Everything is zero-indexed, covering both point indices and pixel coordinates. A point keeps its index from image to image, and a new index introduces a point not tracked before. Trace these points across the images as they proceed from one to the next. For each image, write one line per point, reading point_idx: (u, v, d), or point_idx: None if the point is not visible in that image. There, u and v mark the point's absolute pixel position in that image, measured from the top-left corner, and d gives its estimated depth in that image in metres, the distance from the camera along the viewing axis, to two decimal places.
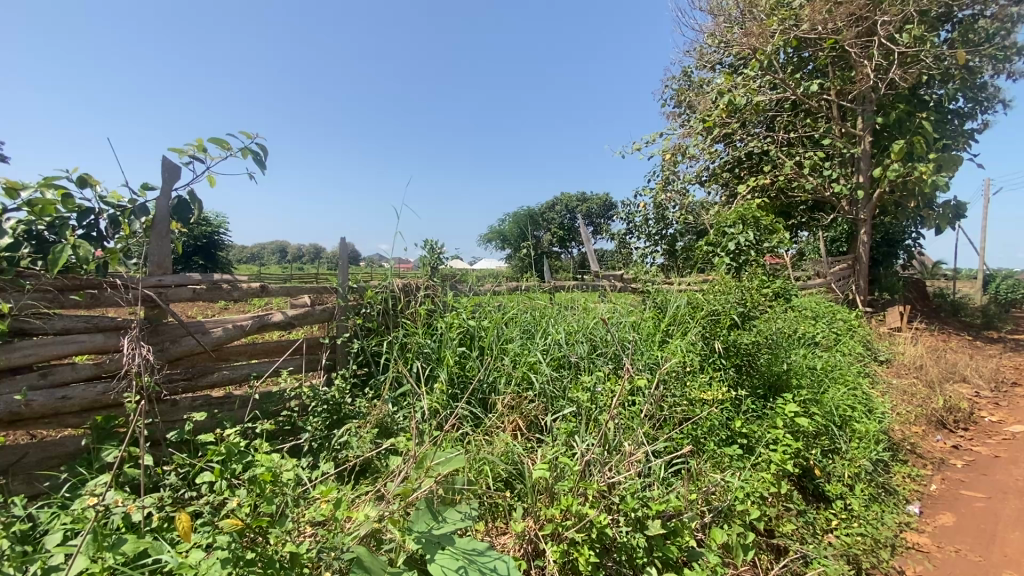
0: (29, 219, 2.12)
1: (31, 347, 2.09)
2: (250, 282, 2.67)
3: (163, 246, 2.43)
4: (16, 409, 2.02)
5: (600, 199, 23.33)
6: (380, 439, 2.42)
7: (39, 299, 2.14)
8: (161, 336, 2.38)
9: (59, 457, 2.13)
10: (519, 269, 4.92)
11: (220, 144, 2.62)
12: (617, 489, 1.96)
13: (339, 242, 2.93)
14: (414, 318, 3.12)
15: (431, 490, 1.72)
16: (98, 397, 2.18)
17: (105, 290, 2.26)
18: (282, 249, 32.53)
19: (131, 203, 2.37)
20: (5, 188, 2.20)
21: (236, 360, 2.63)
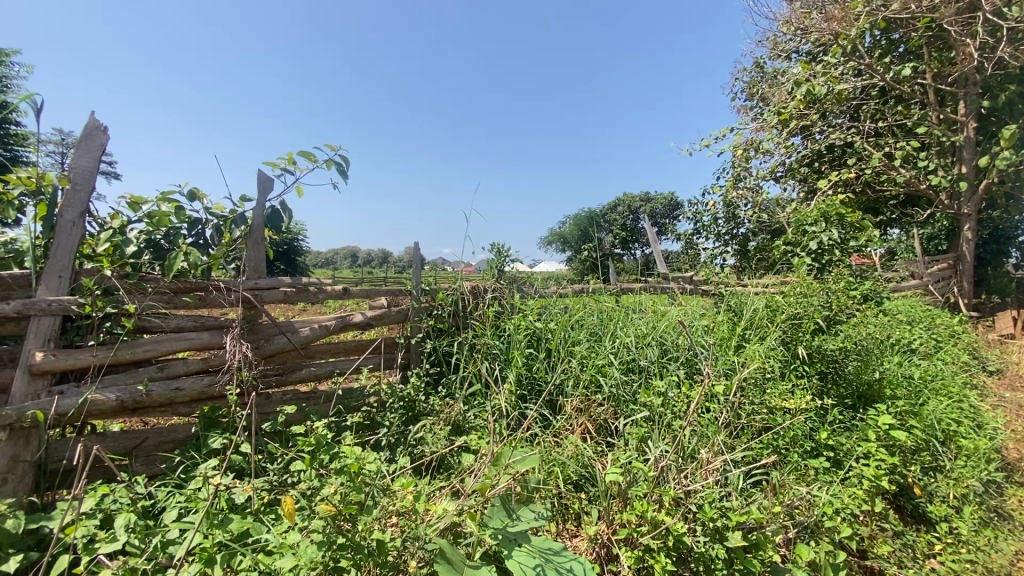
0: (149, 230, 2.42)
1: (151, 343, 2.33)
2: (333, 286, 2.87)
3: (260, 251, 2.66)
4: (139, 398, 2.26)
5: (665, 199, 22.69)
6: (453, 437, 2.50)
7: (158, 300, 2.40)
8: (257, 335, 2.59)
9: (172, 442, 2.38)
10: (584, 271, 4.89)
11: (308, 156, 2.82)
12: (695, 496, 1.89)
13: (413, 247, 3.06)
14: (482, 319, 3.19)
15: (508, 488, 1.72)
16: (206, 389, 2.41)
17: (211, 292, 2.50)
18: (354, 254, 34.27)
19: (233, 213, 2.63)
20: (130, 203, 2.51)
21: (321, 357, 2.83)
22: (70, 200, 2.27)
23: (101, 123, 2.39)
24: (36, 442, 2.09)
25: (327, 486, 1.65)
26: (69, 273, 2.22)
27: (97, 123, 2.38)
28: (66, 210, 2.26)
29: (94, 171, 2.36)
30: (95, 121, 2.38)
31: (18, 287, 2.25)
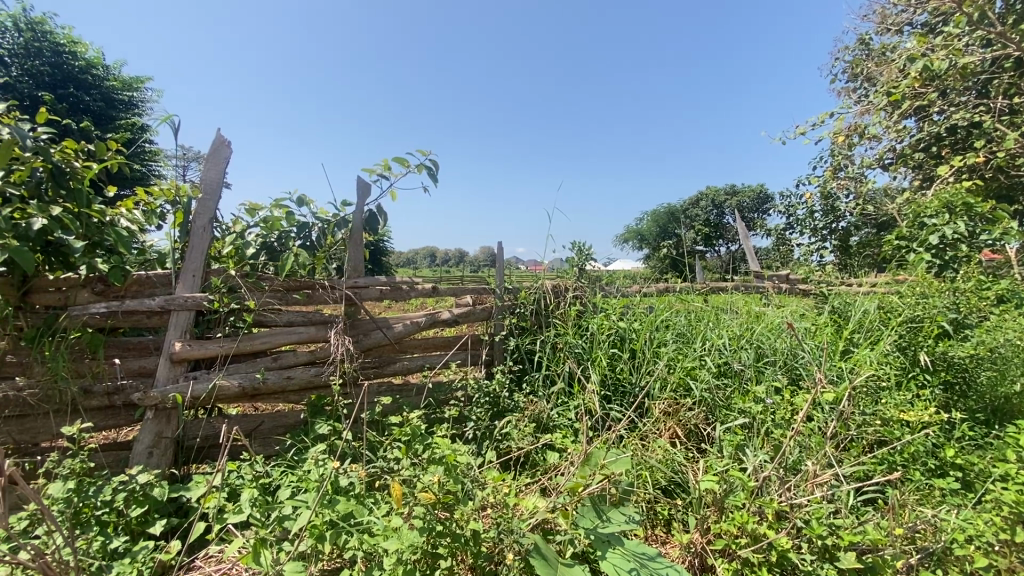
0: (264, 233, 2.71)
1: (267, 336, 2.58)
2: (423, 284, 3.01)
3: (359, 252, 2.85)
4: (257, 385, 2.50)
5: (752, 192, 21.34)
6: (537, 434, 2.53)
7: (273, 298, 2.65)
8: (357, 329, 2.78)
9: (284, 426, 2.61)
10: (668, 270, 4.72)
11: (401, 162, 2.97)
12: (801, 510, 1.77)
13: (497, 246, 3.13)
14: (564, 318, 3.19)
15: (602, 488, 1.70)
16: (312, 379, 2.62)
17: (317, 290, 2.73)
18: (433, 254, 35.50)
19: (335, 217, 2.88)
20: (248, 209, 2.79)
21: (413, 352, 2.99)
22: (201, 208, 2.57)
23: (226, 138, 2.69)
24: (176, 421, 2.39)
25: (427, 474, 1.75)
26: (200, 273, 2.51)
27: (223, 139, 2.68)
28: (198, 217, 2.55)
29: (221, 182, 2.66)
30: (221, 137, 2.68)
31: (160, 285, 2.57)
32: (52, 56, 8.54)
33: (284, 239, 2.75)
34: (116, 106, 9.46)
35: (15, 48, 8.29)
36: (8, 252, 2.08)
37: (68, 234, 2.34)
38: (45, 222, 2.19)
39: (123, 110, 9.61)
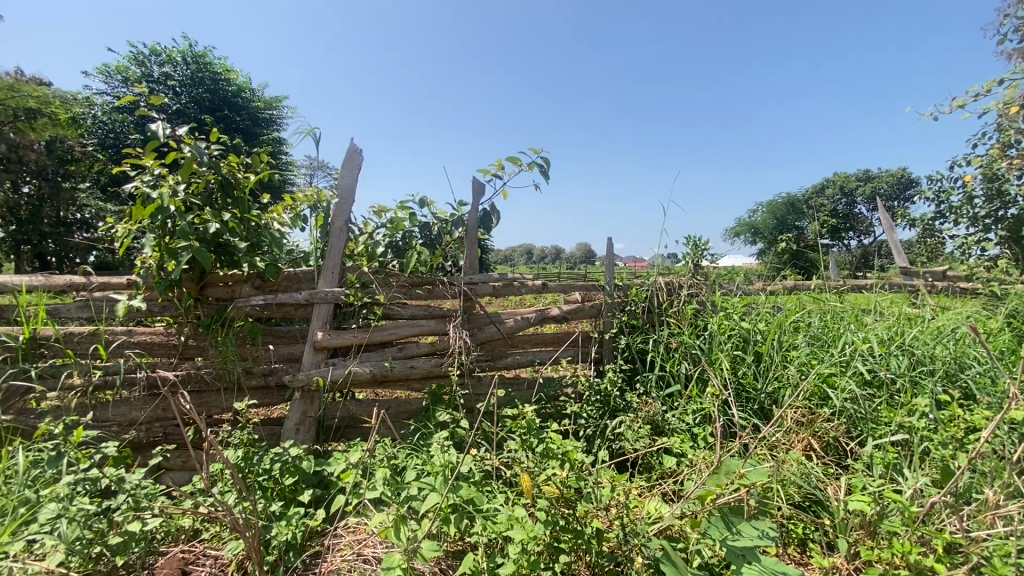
0: (390, 233, 2.94)
1: (394, 328, 2.79)
2: (533, 280, 3.06)
3: (474, 250, 2.98)
4: (385, 373, 2.71)
5: (890, 177, 18.79)
6: (652, 436, 2.46)
7: (399, 292, 2.86)
8: (472, 324, 2.92)
9: (408, 411, 2.82)
10: (791, 267, 4.32)
11: (514, 161, 3.04)
12: (979, 545, 1.53)
13: (607, 242, 3.09)
14: (679, 317, 3.05)
15: (740, 498, 1.60)
16: (433, 369, 2.79)
17: (437, 286, 2.90)
18: (530, 252, 35.88)
19: (452, 216, 3.06)
20: (376, 210, 3.03)
21: (523, 347, 3.06)
22: (338, 210, 2.83)
23: (358, 147, 2.96)
24: (317, 402, 2.67)
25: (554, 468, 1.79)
26: (338, 269, 2.77)
27: (356, 148, 2.95)
28: (336, 219, 2.83)
29: (354, 186, 2.92)
30: (354, 146, 2.95)
31: (305, 281, 2.87)
32: (210, 84, 9.88)
33: (407, 239, 2.96)
34: (258, 123, 10.72)
35: (183, 79, 9.72)
36: (192, 252, 2.48)
37: (234, 236, 2.72)
38: (217, 226, 2.58)
39: (264, 126, 10.87)
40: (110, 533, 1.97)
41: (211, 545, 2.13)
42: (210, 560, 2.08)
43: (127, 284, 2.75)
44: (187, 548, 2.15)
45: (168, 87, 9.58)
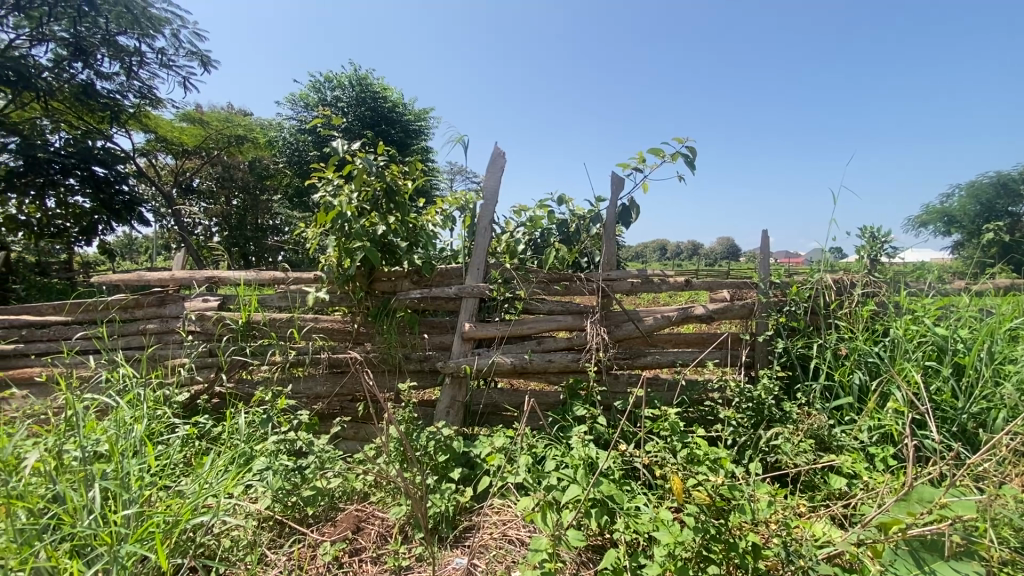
0: (531, 231, 3.05)
1: (533, 322, 2.90)
2: (676, 277, 2.94)
3: (613, 245, 2.96)
4: (525, 364, 2.84)
5: None
6: (815, 451, 2.22)
7: (539, 288, 2.96)
8: (610, 321, 2.91)
9: (546, 403, 2.92)
10: (1006, 263, 3.54)
11: (657, 152, 2.95)
12: None
13: (761, 237, 2.85)
14: (850, 320, 2.69)
15: (937, 533, 1.38)
16: (570, 364, 2.85)
17: (574, 282, 2.94)
18: (664, 247, 34.25)
19: (591, 212, 3.07)
20: (518, 209, 3.16)
21: (663, 347, 2.97)
22: (483, 210, 3.02)
23: (501, 150, 3.14)
24: (465, 388, 2.89)
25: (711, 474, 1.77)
26: (483, 265, 2.96)
27: (499, 150, 3.13)
28: (482, 218, 3.02)
29: (498, 187, 3.08)
30: (498, 150, 3.13)
31: (455, 276, 3.11)
32: (371, 102, 11.11)
33: (546, 236, 3.05)
34: (409, 134, 11.79)
35: (350, 100, 11.07)
36: (364, 251, 2.86)
37: (396, 237, 3.05)
38: (383, 227, 2.93)
39: (414, 137, 11.91)
40: (303, 486, 2.36)
41: (378, 507, 2.43)
42: (377, 520, 2.37)
43: (314, 278, 3.25)
44: (360, 507, 2.46)
45: (339, 108, 11.00)
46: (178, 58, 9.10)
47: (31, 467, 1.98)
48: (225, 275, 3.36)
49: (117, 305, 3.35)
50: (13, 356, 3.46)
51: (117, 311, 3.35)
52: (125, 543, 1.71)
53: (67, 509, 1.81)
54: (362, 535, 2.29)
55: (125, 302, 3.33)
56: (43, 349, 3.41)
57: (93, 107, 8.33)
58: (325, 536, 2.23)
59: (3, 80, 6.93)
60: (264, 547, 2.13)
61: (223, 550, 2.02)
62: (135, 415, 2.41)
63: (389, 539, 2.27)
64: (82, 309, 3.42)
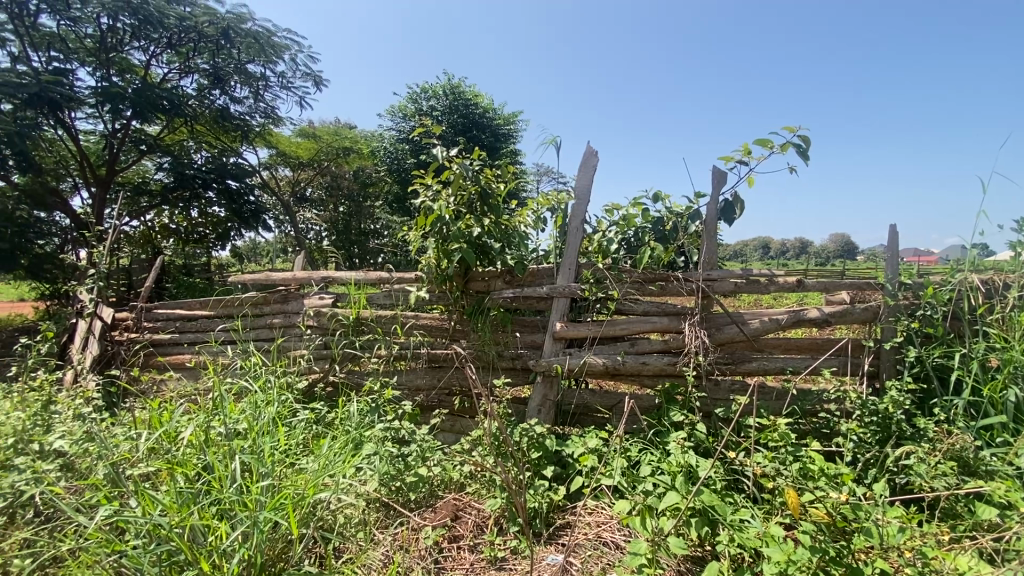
0: (625, 229, 3.00)
1: (626, 323, 2.84)
2: (785, 277, 2.75)
3: (714, 244, 2.83)
4: (618, 366, 2.79)
5: None
6: (957, 475, 1.97)
7: (634, 288, 2.91)
8: (711, 323, 2.78)
9: (640, 406, 2.87)
10: None
11: (764, 144, 2.78)
12: None
13: (888, 232, 2.57)
14: (1004, 327, 2.34)
15: None
16: (666, 366, 2.76)
17: (671, 282, 2.85)
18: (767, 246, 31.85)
19: (689, 209, 2.95)
20: (610, 208, 3.12)
21: (770, 352, 2.78)
22: (575, 210, 3.02)
23: (593, 149, 3.12)
24: (556, 387, 2.90)
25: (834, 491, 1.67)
26: (574, 265, 2.96)
27: (591, 149, 3.12)
28: (573, 218, 3.02)
29: (590, 187, 3.06)
30: (590, 149, 3.11)
31: (547, 276, 3.14)
32: (463, 109, 11.52)
33: (641, 235, 2.98)
34: (499, 138, 12.05)
35: (444, 108, 11.55)
36: (461, 252, 2.99)
37: (490, 239, 3.15)
38: (479, 230, 3.03)
39: (503, 140, 12.16)
40: (406, 473, 2.53)
41: (474, 498, 2.53)
42: (474, 510, 2.46)
43: (415, 278, 3.45)
44: (457, 496, 2.56)
45: (435, 117, 11.56)
46: (296, 80, 10.07)
47: (188, 439, 2.31)
48: (338, 274, 3.68)
49: (250, 302, 3.80)
50: (170, 344, 4.05)
51: (250, 306, 3.80)
52: (263, 510, 1.95)
53: (215, 476, 2.10)
54: (460, 523, 2.39)
55: (256, 299, 3.77)
56: (193, 339, 3.95)
57: (228, 128, 9.49)
58: (426, 521, 2.36)
59: (160, 109, 8.14)
60: (372, 526, 2.30)
61: (339, 525, 2.21)
62: (266, 400, 2.73)
63: (485, 529, 2.35)
64: (222, 305, 3.92)
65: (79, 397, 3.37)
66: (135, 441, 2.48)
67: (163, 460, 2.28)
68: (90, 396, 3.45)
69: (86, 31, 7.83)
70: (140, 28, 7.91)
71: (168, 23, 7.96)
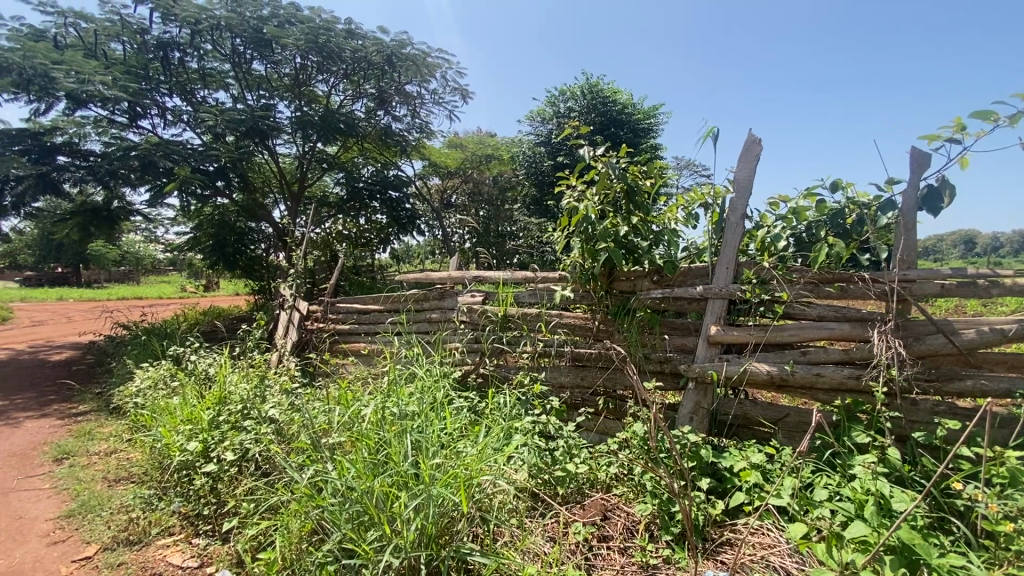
0: (793, 224, 2.72)
1: (795, 329, 2.57)
2: (1014, 278, 2.26)
3: (912, 239, 2.43)
4: (785, 376, 2.54)
5: None
6: None
7: (806, 290, 2.63)
8: (907, 332, 2.39)
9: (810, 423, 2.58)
10: None
11: (986, 116, 2.30)
12: None
13: None
14: None
15: None
16: (846, 380, 2.44)
17: (854, 284, 2.52)
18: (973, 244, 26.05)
19: (878, 199, 2.56)
20: (775, 201, 2.84)
21: (990, 370, 2.31)
22: (734, 205, 2.81)
23: (756, 137, 2.86)
24: (711, 395, 2.72)
25: None
26: (732, 265, 2.76)
27: (754, 138, 2.87)
28: (732, 214, 2.82)
29: (751, 178, 2.82)
30: (752, 137, 2.87)
31: (700, 276, 2.97)
32: (601, 107, 11.41)
33: (814, 231, 2.68)
34: (638, 134, 11.68)
35: (582, 109, 11.54)
36: (608, 252, 2.96)
37: (638, 237, 3.07)
38: (627, 229, 2.98)
39: (643, 136, 11.75)
40: (555, 467, 2.60)
41: (622, 501, 2.49)
42: (623, 513, 2.42)
43: (560, 277, 3.51)
44: (605, 497, 2.53)
45: (573, 118, 11.60)
46: (445, 95, 10.88)
47: (369, 416, 2.65)
48: (488, 274, 3.89)
49: (412, 298, 4.22)
50: (348, 333, 4.66)
51: (413, 302, 4.22)
52: (435, 485, 2.16)
53: (392, 451, 2.39)
54: (609, 523, 2.37)
55: (418, 296, 4.18)
56: (367, 330, 4.51)
57: (390, 144, 10.61)
58: (576, 517, 2.39)
59: (339, 131, 9.44)
60: (524, 514, 2.39)
61: (495, 508, 2.31)
62: (429, 387, 3.01)
63: (635, 534, 2.30)
64: (390, 300, 4.40)
65: (284, 375, 4.07)
66: (328, 416, 2.92)
67: (349, 433, 2.64)
68: (291, 375, 4.14)
69: (284, 71, 9.37)
70: (324, 64, 9.20)
71: (345, 56, 9.13)
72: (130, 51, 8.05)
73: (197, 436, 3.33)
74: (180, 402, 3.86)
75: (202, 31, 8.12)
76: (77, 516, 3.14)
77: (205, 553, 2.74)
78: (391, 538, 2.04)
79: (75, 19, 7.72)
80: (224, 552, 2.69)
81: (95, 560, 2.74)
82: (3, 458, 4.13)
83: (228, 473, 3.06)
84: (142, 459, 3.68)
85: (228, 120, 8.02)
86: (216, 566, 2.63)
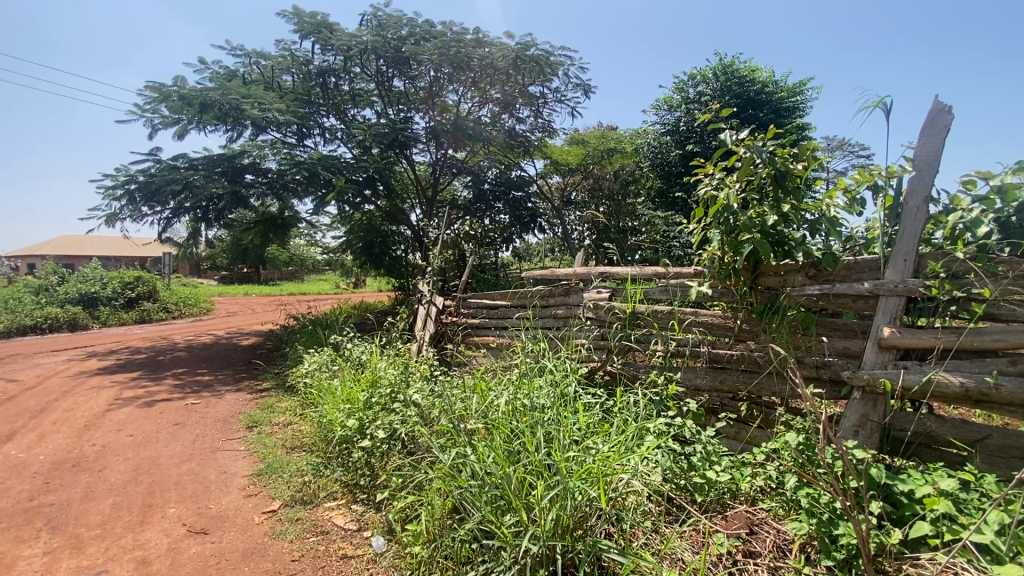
0: (999, 207, 2.26)
1: (1002, 334, 2.13)
2: None
3: None
4: (986, 390, 2.10)
5: None
6: None
7: (1017, 287, 2.17)
8: None
9: (1021, 449, 2.14)
10: None
11: None
12: None
13: None
14: None
15: None
16: None
17: None
18: None
19: None
20: (972, 178, 2.37)
21: None
22: (915, 186, 2.41)
23: (945, 103, 2.42)
24: (882, 408, 2.37)
25: None
26: (913, 256, 2.38)
27: (942, 105, 2.42)
28: (912, 197, 2.42)
29: (939, 152, 2.40)
30: (940, 103, 2.43)
31: (868, 270, 2.57)
32: (737, 88, 10.50)
33: None
34: (781, 114, 10.58)
35: (715, 92, 10.69)
36: (753, 244, 2.72)
37: (789, 227, 2.78)
38: (775, 218, 2.71)
39: (787, 116, 10.59)
40: (694, 473, 2.48)
41: (771, 516, 2.28)
42: (773, 529, 2.22)
43: (694, 273, 3.31)
44: (750, 510, 2.34)
45: (704, 103, 10.83)
46: (568, 92, 10.88)
47: (503, 406, 2.77)
48: (614, 269, 3.82)
49: (538, 294, 4.31)
50: (479, 327, 4.92)
51: (539, 298, 4.31)
52: (571, 478, 2.19)
53: (526, 440, 2.47)
54: (757, 539, 2.18)
55: (544, 292, 4.26)
56: (496, 324, 4.72)
57: (514, 145, 10.90)
58: (718, 528, 2.24)
59: (468, 136, 9.94)
60: (659, 518, 2.31)
61: (630, 508, 2.26)
62: (558, 381, 3.04)
63: (788, 554, 2.10)
64: (518, 296, 4.55)
65: (424, 364, 4.42)
66: (464, 403, 3.12)
67: (484, 420, 2.78)
68: (430, 365, 4.48)
69: (420, 85, 10.13)
70: (454, 74, 9.74)
71: (474, 64, 9.57)
72: (297, 80, 9.34)
73: (355, 415, 3.77)
74: (340, 384, 4.39)
75: (353, 56, 9.12)
76: (265, 476, 3.75)
77: (362, 519, 3.10)
78: (528, 525, 2.12)
79: (257, 58, 9.20)
80: (378, 519, 3.02)
81: (279, 514, 3.25)
82: (211, 422, 5.08)
83: (380, 449, 3.42)
84: (311, 432, 4.26)
85: (374, 134, 8.91)
86: (371, 531, 2.96)
